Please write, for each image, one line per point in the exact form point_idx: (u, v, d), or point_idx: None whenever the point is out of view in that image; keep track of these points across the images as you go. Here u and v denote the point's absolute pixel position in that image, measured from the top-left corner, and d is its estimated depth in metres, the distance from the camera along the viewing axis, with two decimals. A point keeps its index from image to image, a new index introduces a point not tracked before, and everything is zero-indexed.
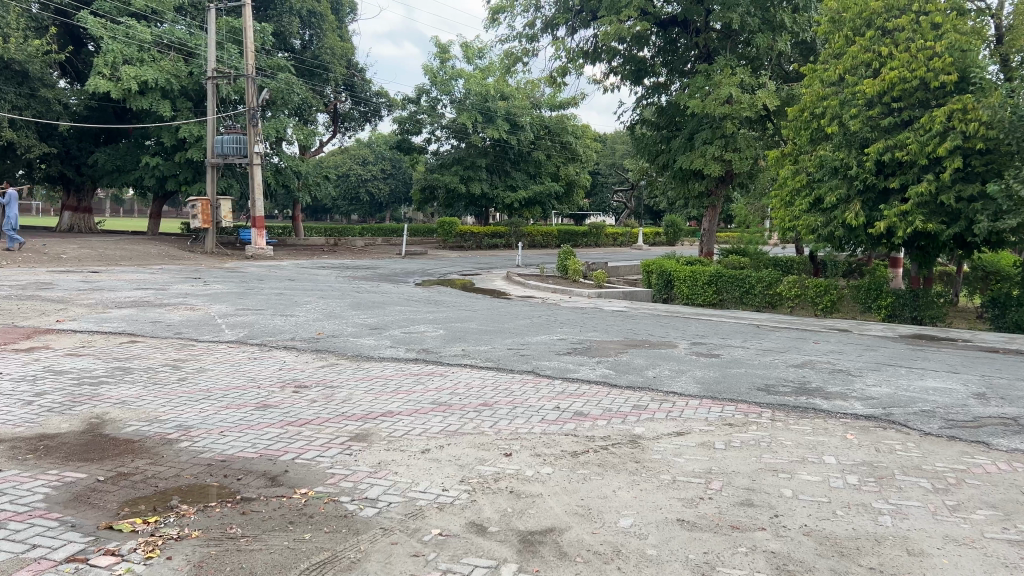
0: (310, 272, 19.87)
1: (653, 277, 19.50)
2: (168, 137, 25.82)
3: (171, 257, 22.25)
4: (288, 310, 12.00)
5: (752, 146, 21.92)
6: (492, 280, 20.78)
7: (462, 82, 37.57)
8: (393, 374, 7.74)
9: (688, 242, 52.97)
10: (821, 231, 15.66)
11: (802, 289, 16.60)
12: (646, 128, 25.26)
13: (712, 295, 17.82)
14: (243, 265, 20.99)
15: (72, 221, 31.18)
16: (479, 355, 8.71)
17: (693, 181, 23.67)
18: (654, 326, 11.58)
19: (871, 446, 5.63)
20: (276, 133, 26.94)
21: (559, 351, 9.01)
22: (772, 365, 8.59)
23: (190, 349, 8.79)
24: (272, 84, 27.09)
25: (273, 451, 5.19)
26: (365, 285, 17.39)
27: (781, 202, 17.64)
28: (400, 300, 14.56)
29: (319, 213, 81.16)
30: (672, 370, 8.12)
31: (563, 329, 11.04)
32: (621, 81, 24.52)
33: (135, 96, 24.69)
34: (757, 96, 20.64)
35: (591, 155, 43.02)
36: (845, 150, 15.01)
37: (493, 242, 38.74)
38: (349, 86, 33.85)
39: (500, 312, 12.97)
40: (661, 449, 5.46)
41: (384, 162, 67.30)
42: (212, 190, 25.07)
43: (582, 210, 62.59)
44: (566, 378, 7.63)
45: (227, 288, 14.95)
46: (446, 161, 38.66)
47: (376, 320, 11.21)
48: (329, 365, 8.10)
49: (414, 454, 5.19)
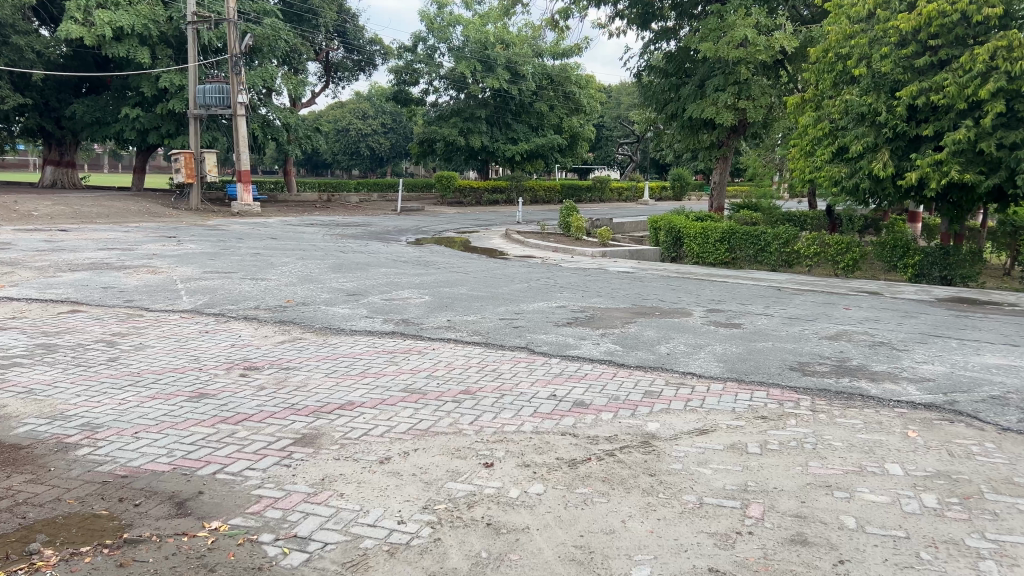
0: (296, 230, 18.70)
1: (661, 234, 18.26)
2: (148, 86, 24.38)
3: (150, 214, 21.05)
4: (260, 273, 10.86)
5: (767, 93, 20.57)
6: (490, 238, 19.65)
7: (461, 29, 35.89)
8: (363, 351, 6.63)
9: (695, 196, 51.54)
10: (845, 183, 14.39)
11: (823, 247, 15.43)
12: (653, 76, 23.87)
13: (725, 254, 16.59)
14: (227, 223, 19.83)
15: (55, 177, 29.95)
16: (466, 327, 7.58)
17: (702, 131, 22.33)
18: (664, 290, 10.44)
19: (941, 448, 4.52)
20: (262, 82, 25.43)
21: (557, 321, 7.90)
22: (802, 338, 7.46)
23: (136, 320, 7.69)
24: (257, 31, 25.53)
25: (191, 463, 4.11)
26: (352, 243, 16.23)
27: (801, 152, 16.30)
28: (386, 260, 13.37)
29: (320, 169, 79.68)
30: (688, 345, 6.98)
31: (562, 294, 9.91)
32: (627, 26, 23.04)
33: (111, 43, 23.21)
34: (774, 39, 19.15)
35: (596, 106, 41.36)
36: (874, 94, 13.63)
37: (494, 197, 37.38)
38: (341, 33, 32.18)
39: (494, 274, 11.84)
40: (680, 454, 4.37)
41: (385, 116, 65.72)
42: (196, 143, 23.80)
43: (587, 164, 61.00)
44: (564, 357, 6.51)
45: (201, 249, 13.79)
46: (445, 114, 37.16)
47: (356, 285, 10.08)
48: (290, 340, 6.99)
49: (369, 465, 4.09)
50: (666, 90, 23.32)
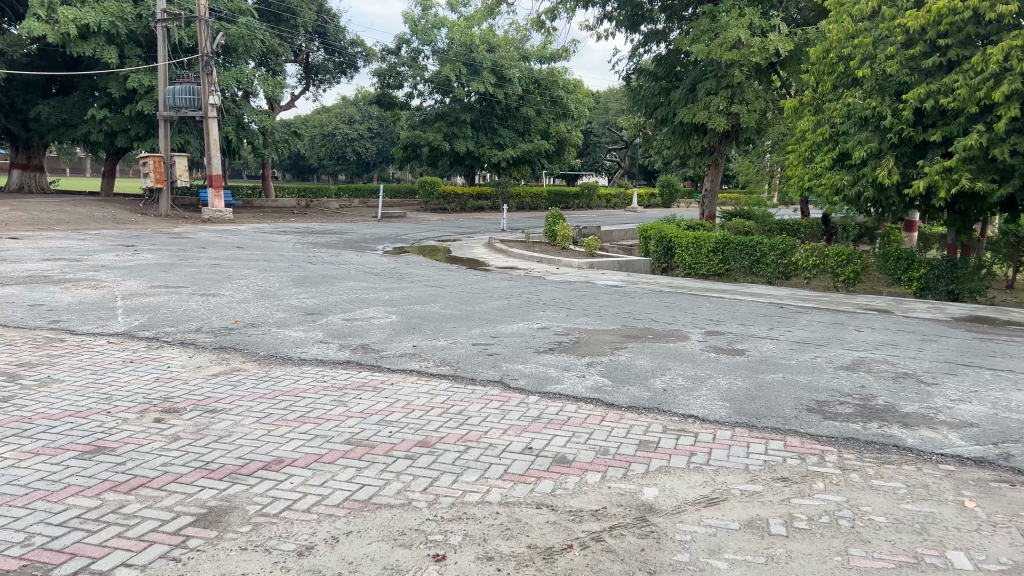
0: (266, 239, 17.68)
1: (651, 244, 17.36)
2: (116, 87, 23.29)
3: (115, 221, 19.99)
4: (213, 289, 9.85)
5: (760, 98, 19.77)
6: (471, 247, 18.71)
7: (445, 32, 35.05)
8: (309, 388, 5.65)
9: (684, 203, 50.89)
10: (847, 191, 13.55)
11: (822, 259, 14.58)
12: (642, 79, 23.01)
13: (719, 265, 15.71)
14: (193, 230, 18.77)
15: (22, 181, 28.80)
16: (433, 356, 6.61)
17: (693, 136, 21.51)
18: (656, 308, 9.54)
19: (1010, 526, 3.61)
20: (236, 83, 24.39)
21: (538, 348, 6.97)
22: (816, 369, 6.56)
23: (53, 346, 6.67)
24: (231, 30, 24.47)
25: (49, 557, 3.13)
26: (324, 253, 15.24)
27: (799, 159, 15.48)
28: (357, 272, 12.39)
29: (305, 173, 78.63)
30: (687, 378, 6.06)
31: (545, 312, 8.98)
32: (616, 28, 22.21)
33: (76, 41, 22.13)
34: (769, 40, 18.30)
35: (584, 111, 40.54)
36: (878, 97, 12.81)
37: (478, 204, 36.45)
38: (321, 34, 31.20)
39: (472, 289, 10.91)
40: (687, 537, 3.43)
41: (371, 120, 64.80)
42: (166, 147, 22.76)
43: (575, 170, 60.26)
44: (544, 395, 5.56)
45: (157, 259, 12.78)
46: (429, 118, 36.20)
47: (317, 302, 9.10)
48: (226, 373, 6.01)
49: (283, 562, 3.13)
50: (655, 94, 22.46)
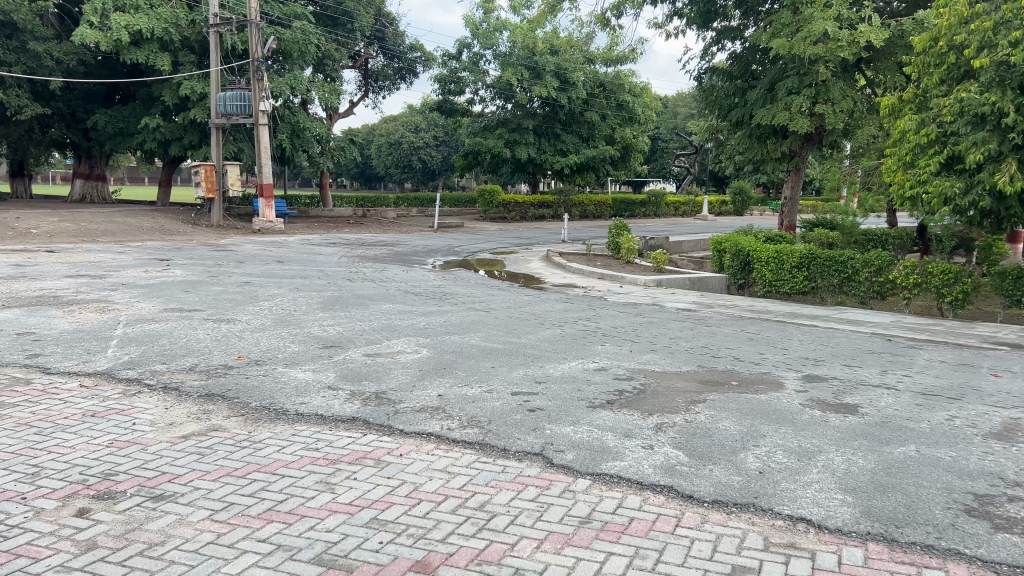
0: (311, 251, 16.72)
1: (726, 257, 15.70)
2: (169, 94, 22.83)
3: (163, 232, 19.41)
4: (231, 313, 8.78)
5: (848, 97, 17.92)
6: (528, 261, 17.39)
7: (507, 35, 33.89)
8: (294, 459, 4.40)
9: (757, 211, 48.58)
10: (957, 201, 11.62)
11: (924, 277, 12.65)
12: (715, 80, 21.35)
13: (803, 282, 13.96)
14: (239, 242, 17.99)
15: (84, 190, 28.85)
16: (460, 412, 5.27)
17: (772, 140, 19.72)
18: (738, 341, 8.01)
19: None
20: (289, 89, 23.63)
21: (593, 402, 5.56)
22: (960, 438, 4.97)
23: (14, 388, 5.63)
24: (286, 35, 23.71)
25: None
26: (367, 268, 14.14)
27: (897, 164, 13.31)
28: (397, 291, 11.17)
29: (373, 181, 78.89)
30: (791, 454, 4.58)
31: (603, 347, 7.55)
32: (686, 26, 20.67)
33: (129, 49, 21.84)
34: (859, 32, 16.41)
35: (651, 115, 38.84)
36: (998, 91, 10.92)
37: (540, 212, 35.07)
38: (380, 38, 30.50)
39: (522, 314, 9.55)
40: None
41: (437, 128, 64.50)
42: (218, 155, 22.16)
43: (641, 177, 58.59)
44: (597, 480, 4.17)
45: (186, 276, 11.87)
46: (490, 125, 35.10)
47: (340, 332, 7.89)
48: (200, 434, 4.82)
49: None
50: (730, 94, 20.77)
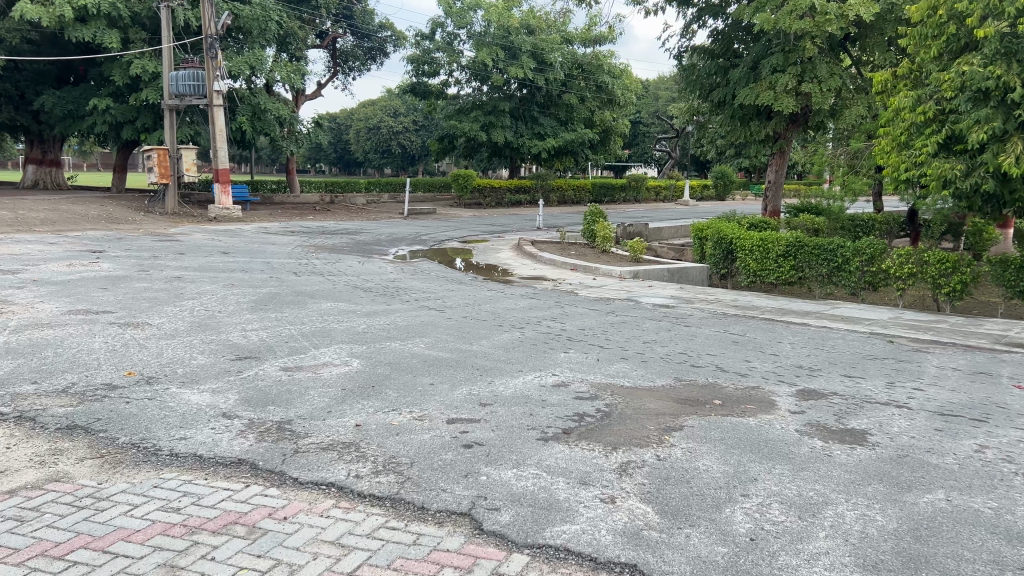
0: (264, 241, 15.55)
1: (709, 245, 14.70)
2: (118, 73, 21.43)
3: (109, 220, 18.14)
4: (145, 316, 7.65)
5: (836, 75, 16.91)
6: (498, 250, 16.34)
7: (482, 14, 32.60)
8: (142, 528, 3.34)
9: (739, 195, 47.76)
10: (957, 184, 10.62)
11: (920, 266, 11.61)
12: (697, 59, 20.29)
13: (791, 271, 12.98)
14: (187, 231, 16.75)
15: (36, 176, 27.38)
16: (377, 450, 4.21)
17: (755, 121, 18.71)
18: (721, 346, 6.99)
19: None
20: (248, 68, 22.25)
21: (545, 434, 4.49)
22: (999, 482, 3.98)
23: None
24: (244, 11, 22.33)
25: None
26: (320, 259, 13.00)
27: (892, 145, 12.29)
28: (345, 286, 10.08)
29: (351, 167, 77.40)
30: (792, 511, 3.57)
31: (566, 355, 6.52)
32: (665, 3, 19.56)
33: (74, 25, 20.43)
34: (849, 5, 15.34)
35: (631, 97, 37.73)
36: (1003, 64, 9.89)
37: (516, 198, 33.93)
38: (347, 16, 29.16)
39: (479, 313, 8.49)
40: None
41: (416, 113, 63.19)
42: (171, 138, 20.85)
43: (623, 161, 57.64)
44: (537, 557, 3.14)
45: (113, 271, 10.69)
46: (465, 107, 33.92)
47: (262, 339, 6.80)
48: (35, 488, 3.73)
49: None
50: (711, 73, 19.69)
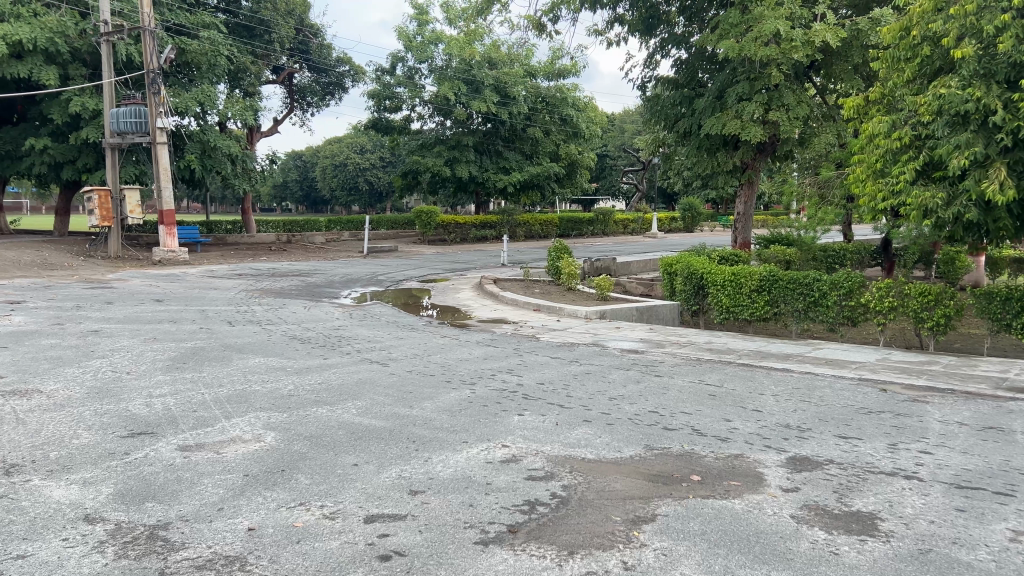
0: (206, 286, 14.52)
1: (678, 280, 13.99)
2: (58, 110, 20.42)
3: (43, 266, 17.01)
4: (38, 382, 6.65)
5: (803, 102, 16.44)
6: (458, 290, 15.47)
7: (443, 48, 32.09)
8: None
9: (708, 227, 47.54)
10: (938, 213, 9.97)
11: (900, 299, 10.92)
12: (662, 89, 19.78)
13: (765, 307, 12.22)
14: (125, 277, 15.67)
15: None
16: (266, 569, 3.28)
17: (722, 152, 18.17)
18: (697, 402, 6.16)
19: None
20: (197, 105, 21.31)
21: (485, 536, 3.59)
22: None
23: None
24: (192, 46, 21.53)
25: None
26: (262, 306, 12.02)
27: (866, 172, 11.72)
28: (282, 337, 9.13)
29: (317, 205, 76.42)
30: None
31: (520, 418, 5.64)
32: (627, 33, 19.08)
33: (9, 62, 19.35)
34: (814, 31, 14.88)
35: (596, 130, 37.38)
36: (982, 86, 9.31)
37: (482, 233, 33.19)
38: (303, 51, 28.42)
39: (426, 366, 7.59)
40: None
41: (383, 150, 62.57)
42: (115, 178, 19.79)
43: (591, 194, 57.40)
44: None
45: (26, 325, 9.64)
46: (428, 142, 33.24)
47: (167, 407, 5.83)
48: None
49: None
50: (676, 103, 19.13)
